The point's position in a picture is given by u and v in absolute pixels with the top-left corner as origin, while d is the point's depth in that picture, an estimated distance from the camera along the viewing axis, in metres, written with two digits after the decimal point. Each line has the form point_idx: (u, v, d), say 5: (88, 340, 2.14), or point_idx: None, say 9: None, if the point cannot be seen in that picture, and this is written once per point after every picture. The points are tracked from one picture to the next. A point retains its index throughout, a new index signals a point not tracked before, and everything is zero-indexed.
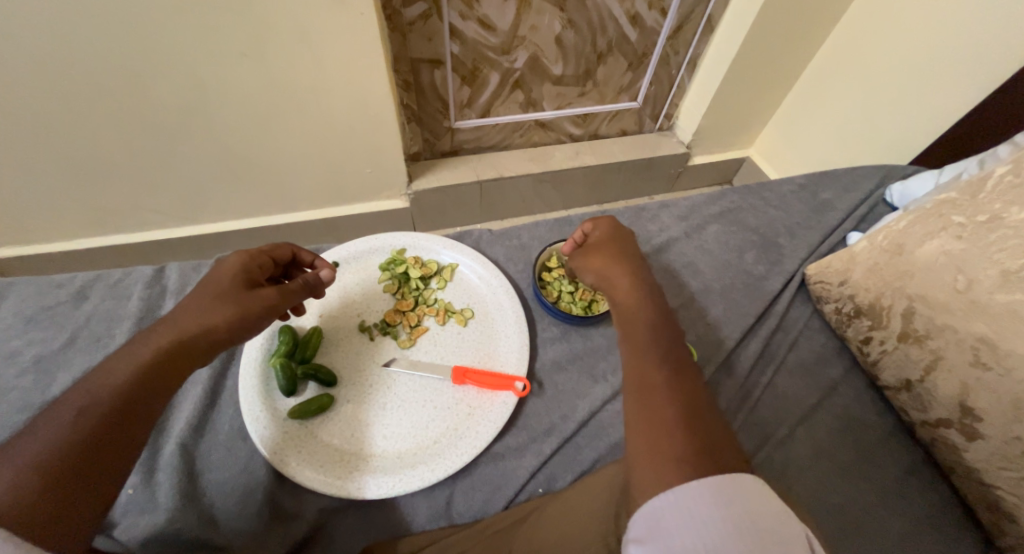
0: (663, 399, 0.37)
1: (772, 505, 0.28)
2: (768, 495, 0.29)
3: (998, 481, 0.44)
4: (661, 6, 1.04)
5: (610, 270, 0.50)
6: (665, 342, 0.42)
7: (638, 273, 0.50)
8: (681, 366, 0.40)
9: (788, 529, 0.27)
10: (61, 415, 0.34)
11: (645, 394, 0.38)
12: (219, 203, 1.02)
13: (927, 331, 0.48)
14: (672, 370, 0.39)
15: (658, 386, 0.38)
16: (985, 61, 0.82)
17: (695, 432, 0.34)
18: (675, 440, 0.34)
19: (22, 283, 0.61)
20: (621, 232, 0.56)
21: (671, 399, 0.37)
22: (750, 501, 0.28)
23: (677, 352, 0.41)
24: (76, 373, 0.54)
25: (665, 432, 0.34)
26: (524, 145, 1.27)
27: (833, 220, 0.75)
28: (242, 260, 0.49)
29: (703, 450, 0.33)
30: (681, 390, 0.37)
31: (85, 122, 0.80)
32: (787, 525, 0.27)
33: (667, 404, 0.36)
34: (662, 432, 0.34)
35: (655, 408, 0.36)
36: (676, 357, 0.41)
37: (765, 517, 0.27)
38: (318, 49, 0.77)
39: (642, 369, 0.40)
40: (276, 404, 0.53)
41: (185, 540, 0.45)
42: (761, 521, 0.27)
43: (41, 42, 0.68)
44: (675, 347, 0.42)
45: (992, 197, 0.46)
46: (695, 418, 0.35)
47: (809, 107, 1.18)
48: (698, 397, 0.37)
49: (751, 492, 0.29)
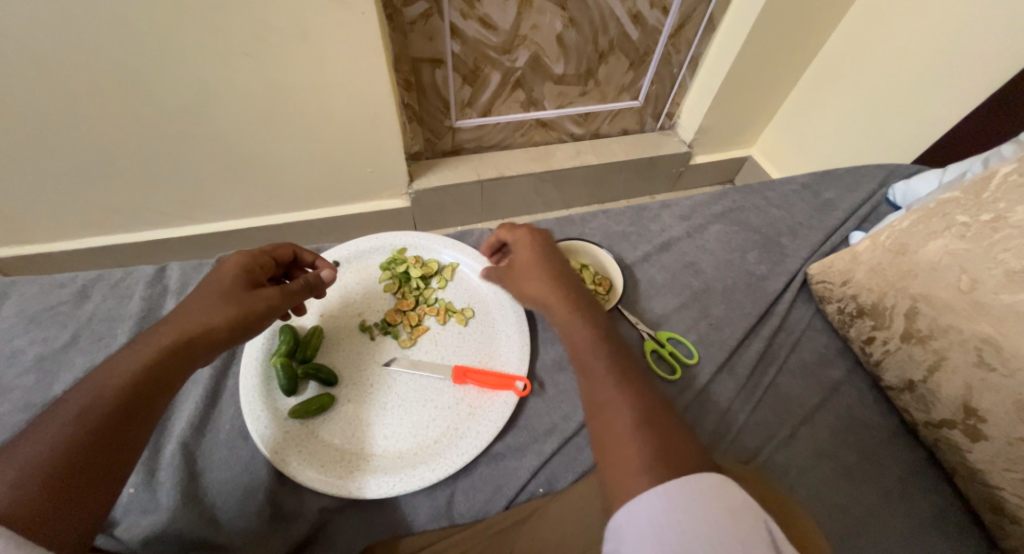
0: (616, 414, 0.37)
1: (735, 501, 0.28)
2: (732, 490, 0.29)
3: (1002, 482, 0.43)
4: (663, 4, 1.03)
5: (541, 289, 0.51)
6: (609, 351, 0.43)
7: (573, 286, 0.51)
8: (627, 372, 0.41)
9: (749, 524, 0.27)
10: (63, 413, 0.34)
11: (600, 414, 0.38)
12: (221, 203, 1.02)
13: (931, 332, 0.48)
14: (618, 380, 0.40)
15: (609, 401, 0.38)
16: (989, 59, 0.82)
17: (652, 436, 0.34)
18: (634, 449, 0.34)
19: (25, 282, 0.61)
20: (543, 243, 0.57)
21: (622, 410, 0.37)
22: (712, 500, 0.28)
23: (622, 360, 0.42)
24: (77, 372, 0.55)
25: (626, 445, 0.35)
26: (526, 144, 1.26)
27: (836, 220, 0.75)
28: (244, 259, 0.49)
29: (664, 453, 0.33)
30: (631, 398, 0.38)
31: (86, 121, 0.80)
32: (746, 521, 0.27)
33: (620, 418, 0.37)
34: (623, 446, 0.35)
35: (613, 428, 0.36)
36: (622, 366, 0.41)
37: (726, 516, 0.27)
38: (319, 48, 0.77)
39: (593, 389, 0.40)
40: (277, 403, 0.53)
41: (185, 539, 0.45)
42: (721, 521, 0.27)
43: (42, 42, 0.68)
44: (619, 355, 0.43)
45: (997, 196, 0.46)
46: (650, 422, 0.36)
47: (811, 106, 1.17)
48: (648, 401, 0.38)
49: (715, 490, 0.29)
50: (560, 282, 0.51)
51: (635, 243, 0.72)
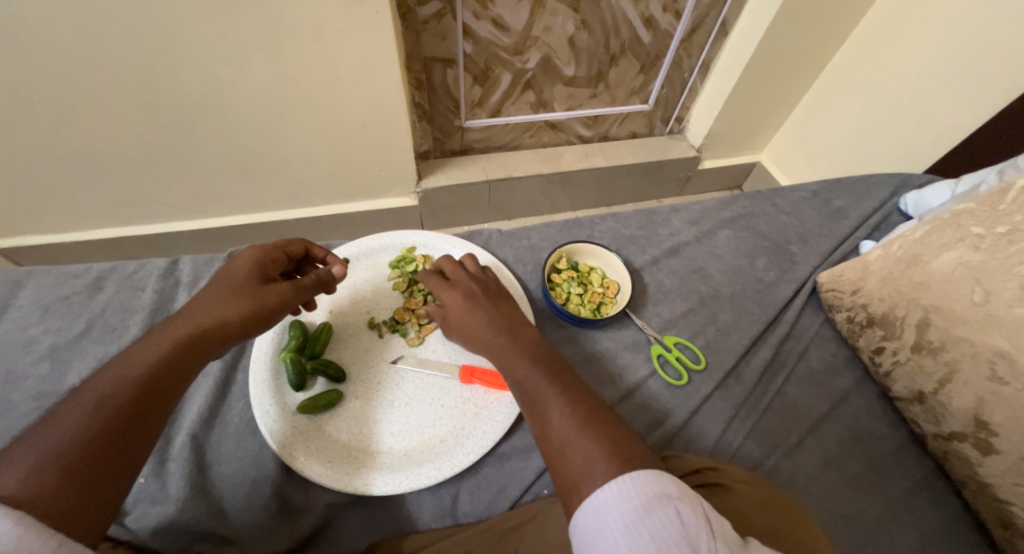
0: (556, 420, 0.39)
1: (652, 492, 0.30)
2: (649, 482, 0.31)
3: (1012, 497, 0.43)
4: (676, 9, 1.03)
5: (458, 299, 0.51)
6: (538, 359, 0.44)
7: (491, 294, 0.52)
8: (560, 377, 0.43)
9: (663, 512, 0.29)
10: (81, 404, 0.34)
11: (541, 424, 0.39)
12: (231, 197, 1.03)
13: (943, 343, 0.48)
14: (566, 408, 0.39)
15: (548, 413, 0.40)
16: (1004, 70, 0.81)
17: (596, 435, 0.37)
18: (582, 450, 0.36)
19: (40, 272, 0.62)
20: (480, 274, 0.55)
21: (574, 436, 0.37)
22: (628, 497, 0.31)
23: (569, 386, 0.42)
24: (90, 362, 0.55)
25: (576, 448, 0.36)
26: (534, 145, 1.27)
27: (846, 229, 0.75)
28: (256, 254, 0.49)
29: (612, 448, 0.36)
30: (568, 401, 0.40)
31: (103, 114, 0.81)
32: (663, 510, 0.29)
33: (561, 429, 0.38)
34: (574, 450, 0.36)
35: (571, 459, 0.36)
36: (570, 392, 0.41)
37: (643, 509, 0.30)
38: (334, 47, 0.78)
39: (544, 423, 0.39)
40: (286, 398, 0.53)
41: (195, 530, 0.45)
42: (640, 516, 0.30)
43: (63, 35, 0.69)
44: (565, 381, 0.42)
45: (1012, 208, 0.46)
46: (592, 421, 0.38)
47: (822, 114, 1.17)
48: (583, 400, 0.40)
49: (637, 486, 0.31)
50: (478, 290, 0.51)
51: (643, 247, 0.72)
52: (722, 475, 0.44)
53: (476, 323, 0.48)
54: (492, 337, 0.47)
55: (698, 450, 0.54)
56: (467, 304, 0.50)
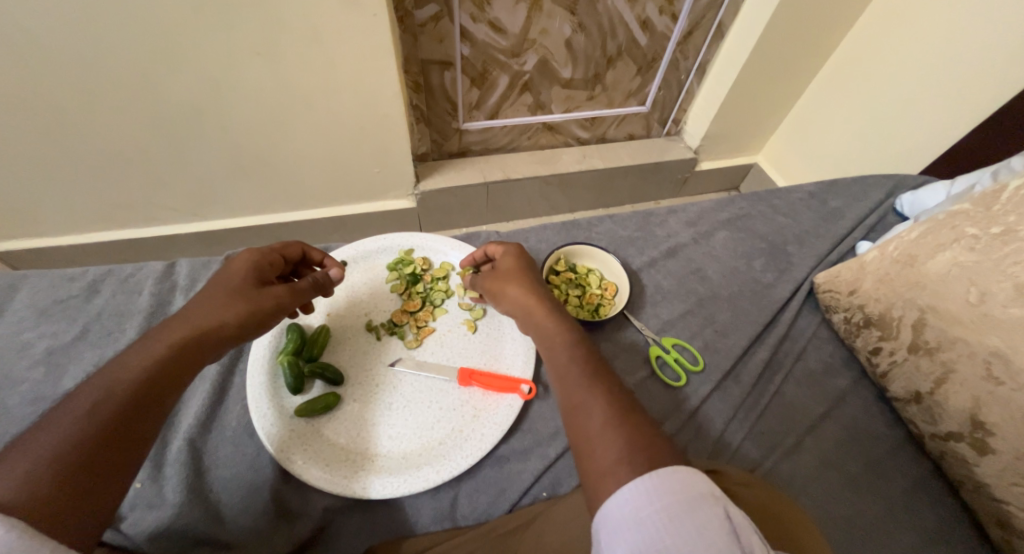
0: (589, 414, 0.38)
1: (694, 490, 0.30)
2: (691, 480, 0.31)
3: (1008, 496, 0.43)
4: (672, 12, 1.04)
5: (508, 290, 0.52)
6: (580, 353, 0.44)
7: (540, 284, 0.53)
8: (600, 374, 0.42)
9: (708, 512, 0.29)
10: (75, 408, 0.34)
11: (574, 417, 0.39)
12: (229, 200, 1.03)
13: (938, 344, 0.48)
14: (602, 404, 0.38)
15: (584, 406, 0.39)
16: (998, 72, 0.82)
17: (625, 433, 0.36)
18: (607, 449, 0.35)
19: (35, 275, 0.62)
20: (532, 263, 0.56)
21: (604, 434, 0.36)
22: (671, 492, 0.30)
23: (607, 382, 0.41)
24: (86, 366, 0.55)
25: (601, 445, 0.36)
26: (532, 147, 1.27)
27: (842, 229, 0.75)
28: (253, 257, 0.49)
29: (635, 446, 0.35)
30: (602, 395, 0.39)
31: (99, 117, 0.81)
32: (703, 507, 0.29)
33: (594, 424, 0.37)
34: (597, 443, 0.36)
35: (597, 456, 0.35)
36: (608, 388, 0.40)
37: (682, 507, 0.29)
38: (331, 49, 0.78)
39: (579, 415, 0.39)
40: (283, 402, 0.53)
41: (192, 535, 0.45)
42: (678, 513, 0.29)
43: (58, 37, 0.68)
44: (603, 377, 0.41)
45: (1006, 209, 0.46)
46: (620, 417, 0.37)
47: (817, 115, 1.18)
48: (618, 397, 0.39)
49: (679, 482, 0.31)
50: (530, 282, 0.52)
51: (641, 248, 0.72)
52: (720, 477, 0.44)
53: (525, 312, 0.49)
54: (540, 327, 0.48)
55: (697, 450, 0.54)
56: (521, 294, 0.51)
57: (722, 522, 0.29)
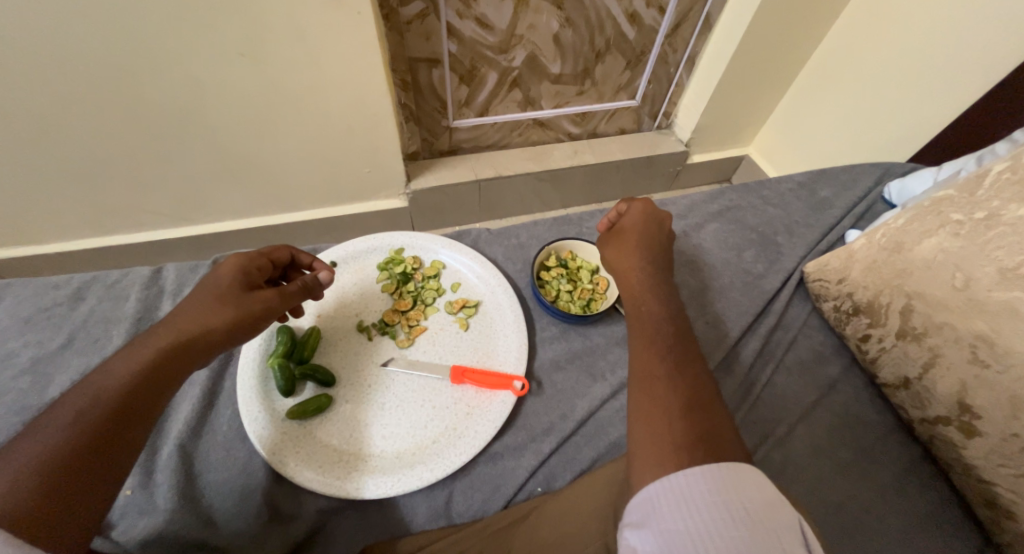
0: (665, 391, 0.39)
1: (773, 496, 0.29)
2: (770, 488, 0.30)
3: (996, 478, 0.44)
4: (660, 4, 1.03)
5: (626, 261, 0.53)
6: (679, 343, 0.44)
7: (647, 264, 0.53)
8: (688, 363, 0.42)
9: (787, 520, 0.28)
10: (58, 417, 0.33)
11: (648, 388, 0.40)
12: (219, 203, 1.02)
13: (926, 329, 0.48)
14: (685, 392, 0.39)
15: (663, 382, 0.40)
16: (984, 58, 0.82)
17: (696, 421, 0.36)
18: (678, 434, 0.35)
19: (20, 284, 0.61)
20: (649, 239, 0.55)
21: (676, 418, 0.36)
22: (751, 489, 0.30)
23: (692, 372, 0.41)
24: (74, 373, 0.54)
25: (671, 430, 0.36)
26: (523, 144, 1.26)
27: (832, 218, 0.75)
28: (240, 261, 0.48)
29: (694, 440, 0.35)
30: (684, 384, 0.39)
31: (83, 121, 0.80)
32: (782, 513, 0.28)
33: (669, 401, 0.38)
34: (662, 422, 0.36)
35: (662, 438, 0.35)
36: (693, 378, 0.40)
37: (762, 509, 0.28)
38: (316, 48, 0.77)
39: (651, 390, 0.39)
40: (274, 405, 0.53)
41: (184, 541, 0.44)
42: (758, 512, 0.28)
43: (36, 40, 0.67)
44: (689, 367, 0.41)
45: (990, 194, 0.46)
46: (696, 408, 0.37)
47: (807, 105, 1.18)
48: (698, 388, 0.39)
49: (757, 483, 0.30)
50: (648, 262, 0.53)
51: None
52: None
53: (636, 284, 0.51)
54: (645, 306, 0.48)
55: None
56: (637, 267, 0.52)
57: (797, 535, 0.27)
